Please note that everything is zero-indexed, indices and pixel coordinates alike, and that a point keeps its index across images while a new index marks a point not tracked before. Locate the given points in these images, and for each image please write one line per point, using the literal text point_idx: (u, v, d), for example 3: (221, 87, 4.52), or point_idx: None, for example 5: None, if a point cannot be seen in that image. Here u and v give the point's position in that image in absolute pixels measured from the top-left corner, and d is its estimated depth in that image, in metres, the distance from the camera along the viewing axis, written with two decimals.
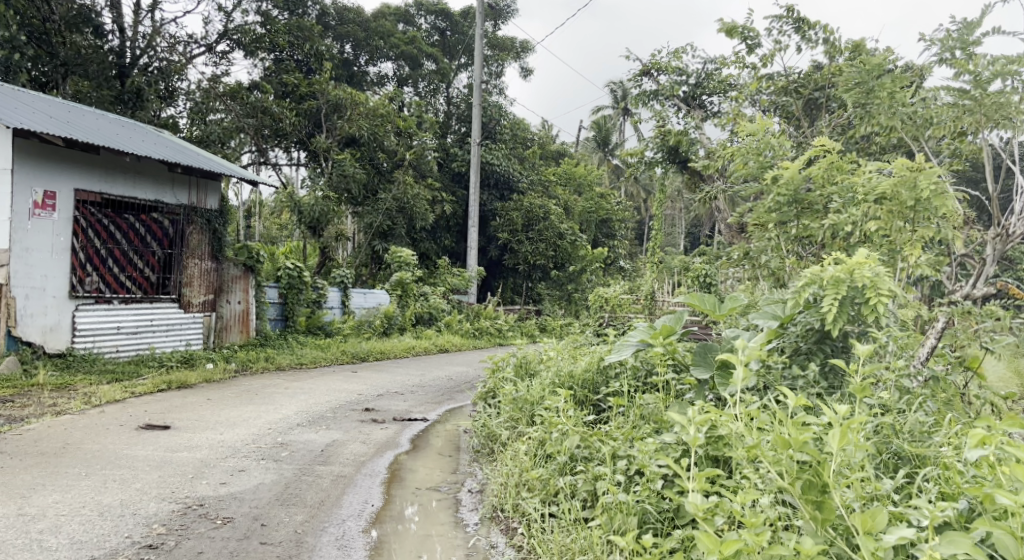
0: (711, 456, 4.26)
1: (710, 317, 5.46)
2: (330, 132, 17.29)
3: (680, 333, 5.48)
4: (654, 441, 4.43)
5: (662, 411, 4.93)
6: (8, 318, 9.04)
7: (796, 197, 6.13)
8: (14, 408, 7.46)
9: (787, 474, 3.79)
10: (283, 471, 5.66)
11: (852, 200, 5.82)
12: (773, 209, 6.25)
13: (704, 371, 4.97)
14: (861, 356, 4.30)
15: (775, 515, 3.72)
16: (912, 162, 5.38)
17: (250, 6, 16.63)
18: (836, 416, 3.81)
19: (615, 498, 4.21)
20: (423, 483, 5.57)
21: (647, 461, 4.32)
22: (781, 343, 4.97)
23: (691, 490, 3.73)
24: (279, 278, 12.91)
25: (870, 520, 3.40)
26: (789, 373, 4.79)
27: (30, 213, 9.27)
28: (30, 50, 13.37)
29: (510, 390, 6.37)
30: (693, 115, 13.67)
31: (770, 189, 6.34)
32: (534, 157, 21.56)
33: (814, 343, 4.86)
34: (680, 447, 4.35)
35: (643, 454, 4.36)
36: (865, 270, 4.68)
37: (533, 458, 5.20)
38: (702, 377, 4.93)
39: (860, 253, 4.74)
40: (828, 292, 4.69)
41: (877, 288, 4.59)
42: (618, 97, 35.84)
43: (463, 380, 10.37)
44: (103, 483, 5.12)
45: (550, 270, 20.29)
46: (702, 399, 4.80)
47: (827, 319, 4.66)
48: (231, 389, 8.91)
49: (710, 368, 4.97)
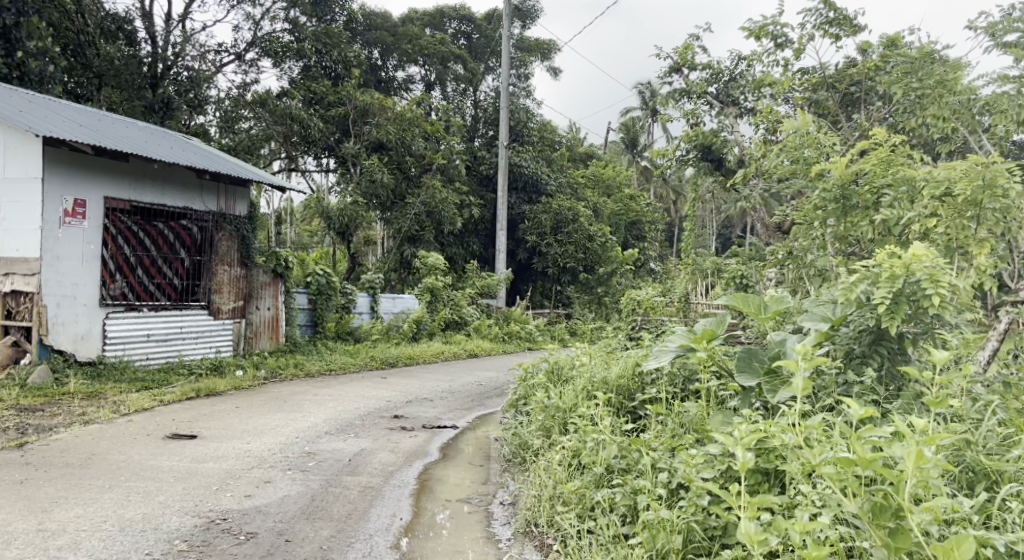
0: (760, 470, 4.03)
1: (753, 319, 5.18)
2: (358, 138, 17.07)
3: (722, 336, 5.20)
4: (699, 452, 4.19)
5: (704, 419, 4.71)
6: (40, 326, 9.02)
7: (846, 192, 5.84)
8: (43, 417, 7.40)
9: (852, 492, 3.56)
10: (310, 482, 5.51)
11: (910, 194, 5.55)
12: (819, 206, 6.00)
13: (750, 378, 4.68)
14: (932, 365, 4.02)
15: (837, 537, 3.51)
16: (980, 158, 5.11)
17: (279, 14, 16.74)
18: (906, 429, 3.57)
19: (657, 514, 4.01)
20: (454, 495, 5.38)
21: (691, 474, 4.08)
22: (833, 346, 4.75)
23: (744, 515, 3.51)
24: (308, 284, 12.88)
25: (956, 550, 3.19)
26: (845, 379, 4.59)
27: (61, 221, 9.23)
28: (62, 60, 13.51)
29: (542, 397, 6.19)
30: (726, 113, 13.35)
31: (817, 184, 6.06)
32: (562, 159, 21.39)
33: (868, 346, 4.64)
34: (727, 459, 4.11)
35: (686, 468, 4.10)
36: (926, 263, 4.39)
37: (567, 468, 4.99)
38: (749, 385, 4.64)
39: (917, 245, 4.43)
40: (881, 285, 4.43)
41: (940, 282, 4.29)
42: (646, 99, 35.60)
43: (494, 386, 10.19)
44: (126, 496, 5.00)
45: (579, 273, 20.07)
46: (749, 408, 4.56)
47: (882, 318, 4.40)
48: (259, 397, 8.81)
49: (757, 374, 4.68)
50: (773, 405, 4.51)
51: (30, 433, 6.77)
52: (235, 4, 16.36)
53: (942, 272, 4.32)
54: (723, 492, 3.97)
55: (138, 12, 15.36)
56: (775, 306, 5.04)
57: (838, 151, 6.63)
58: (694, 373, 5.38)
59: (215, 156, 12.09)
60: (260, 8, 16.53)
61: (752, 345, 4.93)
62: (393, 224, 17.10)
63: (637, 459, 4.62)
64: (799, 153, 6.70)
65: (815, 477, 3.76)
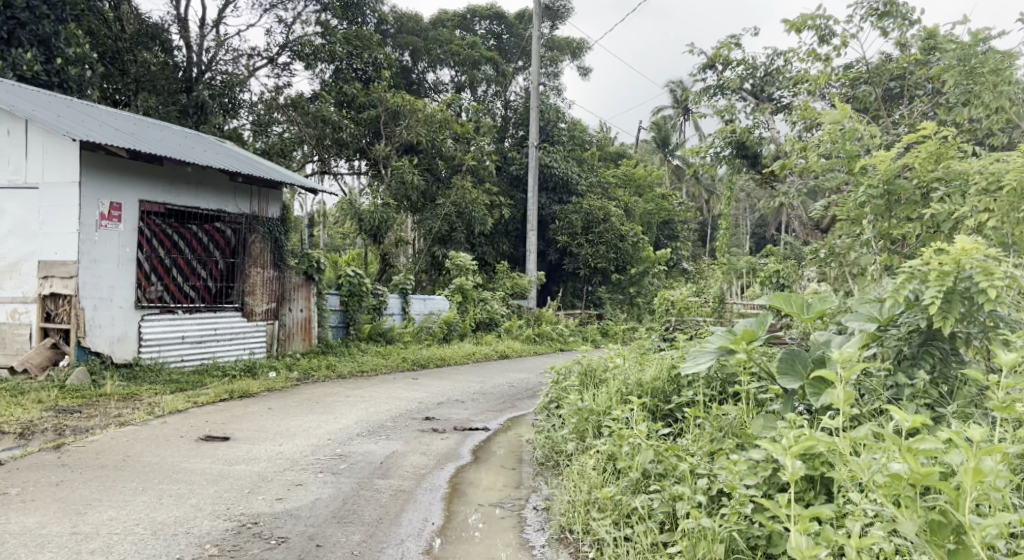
0: (807, 477, 3.90)
1: (796, 320, 5.03)
2: (389, 139, 17.14)
3: (764, 337, 5.05)
4: (741, 458, 4.06)
5: (745, 424, 4.59)
6: (78, 328, 9.11)
7: (891, 187, 5.67)
8: (80, 419, 7.46)
9: (907, 504, 3.42)
10: (342, 485, 5.48)
11: (961, 186, 5.37)
12: (861, 202, 5.84)
13: (793, 381, 4.53)
14: (1000, 367, 3.83)
15: (891, 549, 3.38)
16: None
17: (310, 17, 16.86)
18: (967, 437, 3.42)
19: (698, 523, 3.89)
20: (486, 500, 5.31)
21: (733, 481, 3.96)
22: (881, 347, 4.60)
23: (793, 529, 3.38)
24: (340, 285, 12.92)
25: None
26: (894, 381, 4.44)
27: (97, 225, 9.32)
28: (99, 66, 13.71)
29: (576, 399, 6.10)
30: (762, 109, 13.14)
31: (861, 180, 5.89)
32: (592, 158, 21.27)
33: (920, 346, 4.48)
34: (771, 465, 3.99)
35: (728, 475, 3.98)
36: (976, 257, 4.21)
37: (602, 473, 4.90)
38: (792, 388, 4.49)
39: (964, 238, 4.25)
40: (932, 284, 4.28)
41: (993, 276, 4.11)
42: (677, 98, 35.31)
43: (525, 388, 10.10)
44: (159, 499, 5.00)
45: (611, 273, 19.92)
46: (792, 412, 4.43)
47: (933, 316, 4.24)
48: (291, 398, 8.81)
49: (800, 377, 4.53)
50: (817, 408, 4.37)
51: (67, 435, 6.82)
52: (267, 8, 16.47)
53: (995, 266, 4.14)
54: (767, 500, 3.85)
55: (172, 19, 15.57)
56: (820, 305, 4.89)
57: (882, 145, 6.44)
58: (732, 374, 5.28)
59: (248, 159, 12.15)
60: (291, 11, 16.65)
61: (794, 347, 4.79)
62: (424, 226, 17.11)
63: (676, 464, 4.51)
64: (839, 146, 6.55)
65: (864, 485, 3.62)
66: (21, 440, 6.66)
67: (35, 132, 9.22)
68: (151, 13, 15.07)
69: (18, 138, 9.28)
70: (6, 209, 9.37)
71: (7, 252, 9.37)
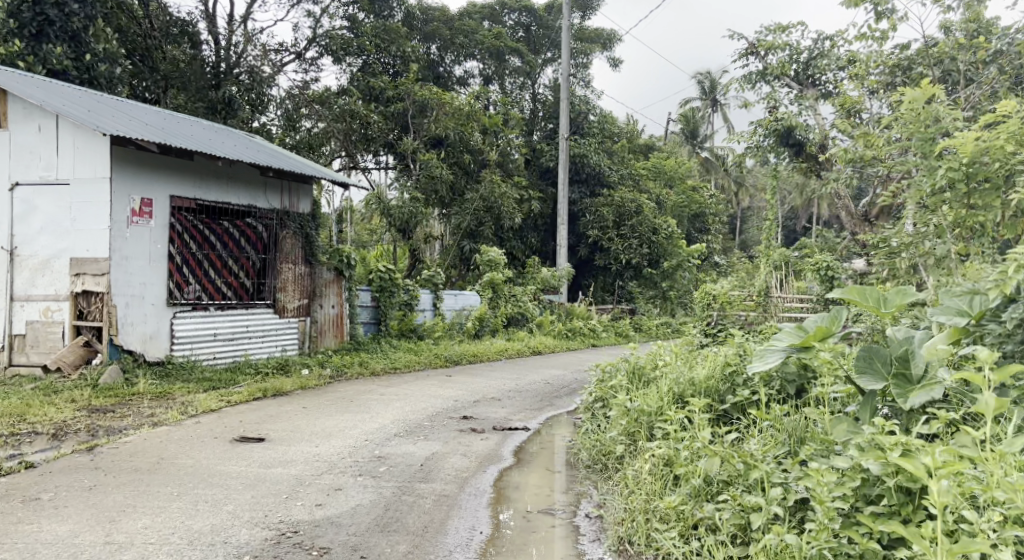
0: (903, 487, 3.62)
1: (871, 314, 4.70)
2: (417, 134, 16.93)
3: (838, 335, 4.73)
4: (823, 469, 3.78)
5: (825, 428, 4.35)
6: (110, 326, 8.99)
7: (974, 172, 5.37)
8: (113, 418, 7.31)
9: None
10: (382, 490, 5.25)
11: None
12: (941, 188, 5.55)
13: (876, 381, 4.17)
14: None
15: None
16: None
17: (337, 11, 16.65)
18: None
19: (781, 539, 3.66)
20: (534, 505, 5.05)
21: (821, 494, 3.68)
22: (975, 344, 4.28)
23: None
24: (371, 281, 12.71)
25: None
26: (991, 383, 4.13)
27: (128, 221, 9.18)
28: (128, 62, 13.62)
29: (623, 400, 5.91)
30: (806, 96, 12.76)
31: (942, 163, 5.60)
32: (623, 150, 20.90)
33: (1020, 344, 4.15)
34: (858, 476, 3.72)
35: (812, 487, 3.71)
36: None
37: (661, 481, 4.65)
38: (874, 388, 4.15)
39: None
40: None
41: None
42: (706, 89, 34.76)
43: (562, 384, 9.82)
44: (195, 506, 4.80)
45: (643, 268, 19.56)
46: (879, 416, 4.09)
47: None
48: (325, 397, 8.61)
49: (884, 378, 4.17)
50: (905, 411, 4.07)
51: (99, 436, 6.66)
52: (295, 2, 16.33)
53: None
54: (858, 515, 3.57)
55: (200, 14, 15.45)
56: (898, 299, 4.54)
57: (961, 124, 5.98)
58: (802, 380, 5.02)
59: (278, 154, 11.99)
60: (320, 5, 16.48)
61: (871, 343, 4.37)
62: (453, 220, 16.90)
63: (745, 473, 4.23)
64: (913, 129, 6.12)
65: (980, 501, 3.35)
66: (53, 441, 6.51)
67: (66, 127, 9.10)
68: (178, 9, 14.98)
69: (49, 134, 9.16)
70: (37, 206, 9.25)
71: (38, 250, 9.25)
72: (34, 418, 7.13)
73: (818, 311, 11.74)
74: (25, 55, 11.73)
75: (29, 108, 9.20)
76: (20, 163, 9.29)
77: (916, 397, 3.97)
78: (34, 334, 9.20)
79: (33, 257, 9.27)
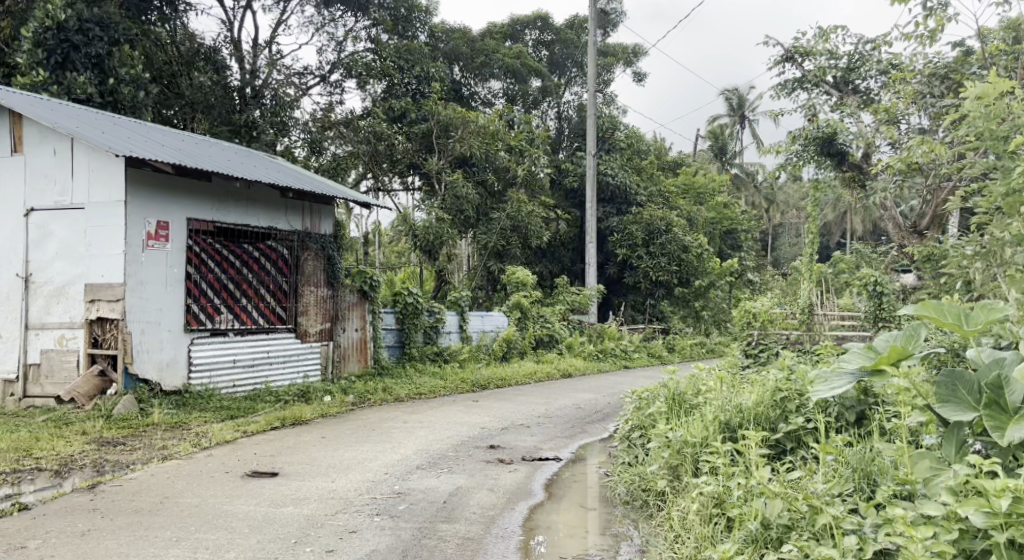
0: (1014, 544, 3.22)
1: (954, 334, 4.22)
2: (442, 153, 16.51)
3: (917, 356, 4.25)
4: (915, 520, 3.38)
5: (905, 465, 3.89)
6: (125, 354, 8.66)
7: None
8: (123, 452, 6.92)
9: None
10: (400, 532, 4.80)
11: None
12: (1017, 188, 5.24)
13: (962, 411, 3.75)
14: None
15: None
16: None
17: (361, 33, 16.46)
18: None
19: None
20: (569, 550, 4.58)
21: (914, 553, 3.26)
22: None
23: None
24: (396, 303, 12.32)
25: None
26: None
27: (144, 245, 8.86)
28: (154, 87, 13.49)
29: (664, 430, 5.48)
30: (846, 103, 12.27)
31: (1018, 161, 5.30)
32: (651, 167, 20.39)
33: None
34: (957, 529, 3.34)
35: (903, 544, 3.30)
36: None
37: (713, 527, 4.23)
38: (961, 419, 3.73)
39: None
40: None
41: None
42: (734, 105, 34.20)
43: (595, 409, 9.30)
44: (194, 554, 4.42)
45: (674, 286, 19.00)
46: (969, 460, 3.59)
47: None
48: (345, 425, 8.17)
49: (972, 407, 3.75)
50: (1001, 446, 3.64)
51: (106, 472, 6.27)
52: (319, 25, 16.15)
53: None
54: None
55: (224, 39, 15.31)
56: (981, 316, 4.10)
57: None
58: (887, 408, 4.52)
59: (300, 175, 11.68)
60: (342, 28, 16.31)
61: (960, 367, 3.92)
62: (479, 241, 16.49)
63: (811, 517, 3.82)
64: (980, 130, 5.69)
65: None
66: (57, 478, 6.13)
67: (82, 150, 8.84)
68: (204, 35, 14.92)
69: (64, 158, 8.91)
70: (52, 231, 8.97)
71: (53, 276, 8.95)
72: (40, 452, 6.76)
73: (867, 328, 11.07)
74: (50, 82, 11.60)
75: (44, 131, 8.94)
76: (35, 188, 9.04)
77: (1014, 432, 3.53)
78: (48, 363, 8.89)
79: (48, 283, 8.97)
